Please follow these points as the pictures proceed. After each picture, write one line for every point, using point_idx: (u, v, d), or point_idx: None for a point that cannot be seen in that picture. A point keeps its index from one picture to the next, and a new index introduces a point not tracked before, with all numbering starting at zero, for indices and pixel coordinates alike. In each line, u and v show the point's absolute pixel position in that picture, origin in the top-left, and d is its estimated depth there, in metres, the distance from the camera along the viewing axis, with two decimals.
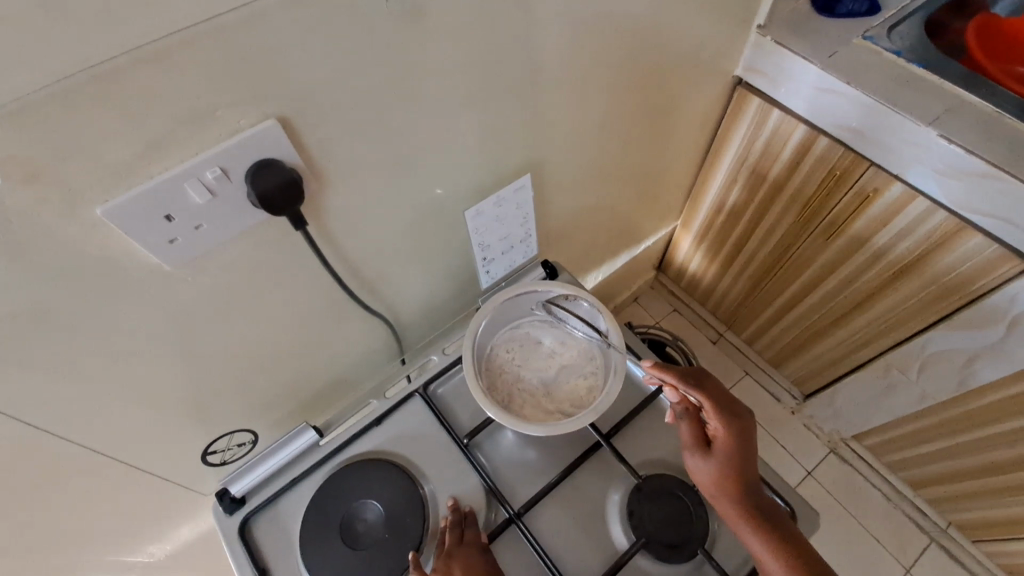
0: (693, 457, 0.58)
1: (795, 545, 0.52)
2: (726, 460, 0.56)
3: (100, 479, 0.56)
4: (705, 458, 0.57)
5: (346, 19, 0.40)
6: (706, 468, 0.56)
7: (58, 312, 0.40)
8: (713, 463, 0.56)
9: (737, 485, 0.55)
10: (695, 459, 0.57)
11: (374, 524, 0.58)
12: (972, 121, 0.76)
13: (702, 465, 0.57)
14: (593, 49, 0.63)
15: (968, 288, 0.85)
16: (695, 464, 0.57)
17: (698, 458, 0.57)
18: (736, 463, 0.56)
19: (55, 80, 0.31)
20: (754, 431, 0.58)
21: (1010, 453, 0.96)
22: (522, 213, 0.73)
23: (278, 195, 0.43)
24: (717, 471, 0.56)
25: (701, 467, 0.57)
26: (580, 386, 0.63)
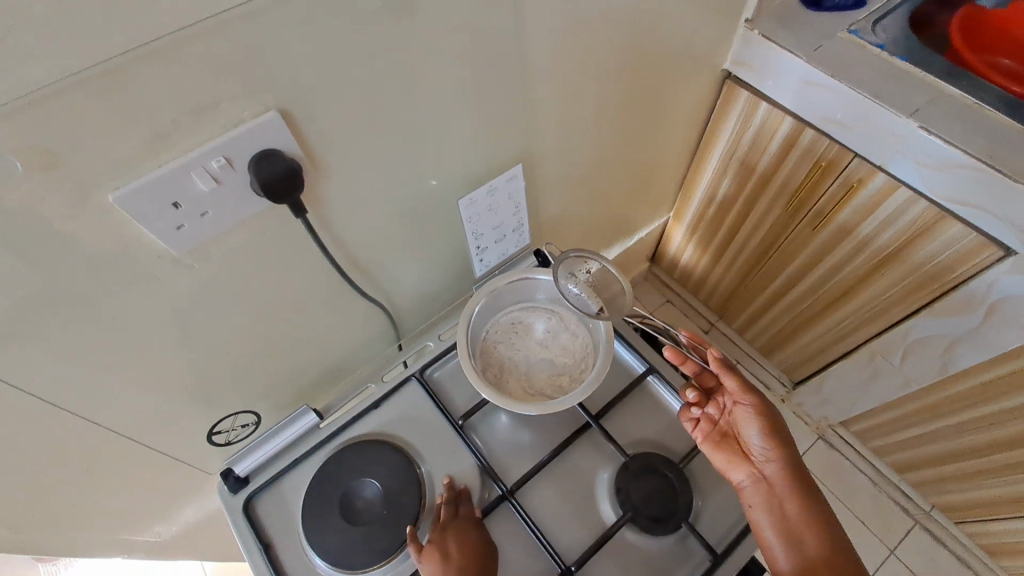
0: (756, 425, 0.62)
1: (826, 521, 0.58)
2: (775, 432, 0.62)
3: (110, 458, 0.58)
4: (769, 429, 0.62)
5: (342, 15, 0.41)
6: (768, 437, 0.62)
7: (70, 293, 0.42)
8: (767, 431, 0.62)
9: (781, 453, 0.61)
10: (758, 426, 0.62)
11: (373, 501, 0.61)
12: (951, 113, 0.79)
13: (765, 435, 0.62)
14: (583, 42, 0.65)
15: (948, 276, 0.88)
16: (757, 432, 0.62)
17: (763, 426, 0.62)
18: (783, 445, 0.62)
19: (70, 73, 0.33)
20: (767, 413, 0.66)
21: (990, 435, 0.99)
22: (513, 203, 0.75)
23: (278, 183, 0.45)
24: (777, 444, 0.61)
25: (760, 435, 0.62)
26: (562, 373, 0.66)
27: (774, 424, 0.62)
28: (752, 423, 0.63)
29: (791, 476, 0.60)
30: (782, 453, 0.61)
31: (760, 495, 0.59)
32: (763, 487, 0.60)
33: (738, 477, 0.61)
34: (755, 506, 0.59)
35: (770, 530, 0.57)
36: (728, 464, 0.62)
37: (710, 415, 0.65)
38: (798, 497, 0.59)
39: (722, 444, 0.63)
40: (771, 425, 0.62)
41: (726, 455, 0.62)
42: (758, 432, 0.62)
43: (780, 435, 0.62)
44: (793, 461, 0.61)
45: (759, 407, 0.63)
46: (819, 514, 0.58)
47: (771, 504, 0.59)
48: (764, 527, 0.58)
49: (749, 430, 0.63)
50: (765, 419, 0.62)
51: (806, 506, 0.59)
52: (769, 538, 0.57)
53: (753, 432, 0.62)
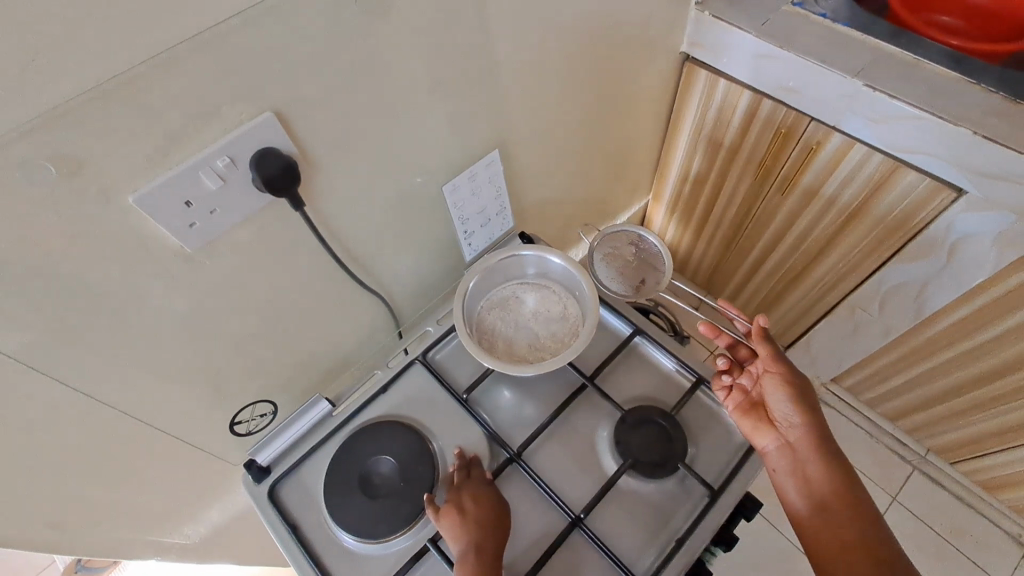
0: (784, 395, 0.64)
1: (852, 485, 0.59)
2: (807, 401, 0.63)
3: (139, 454, 0.62)
4: (797, 398, 0.63)
5: (321, 20, 0.46)
6: (796, 406, 0.63)
7: (98, 290, 0.46)
8: (797, 400, 0.63)
9: (812, 419, 0.62)
10: (786, 395, 0.64)
11: (389, 475, 0.65)
12: (892, 69, 0.84)
13: (793, 403, 0.63)
14: (544, 33, 0.70)
15: (911, 223, 0.93)
16: (785, 401, 0.64)
17: (791, 395, 0.63)
18: (815, 411, 0.63)
19: (91, 85, 0.37)
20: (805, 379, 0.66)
21: (970, 370, 1.04)
22: (494, 187, 0.80)
23: (278, 178, 0.50)
24: (804, 411, 0.63)
25: (788, 403, 0.63)
26: (555, 336, 0.71)
27: (805, 392, 0.63)
28: (780, 392, 0.64)
29: (820, 441, 0.61)
30: (810, 420, 0.62)
31: (785, 461, 0.62)
32: (787, 452, 0.62)
33: (764, 443, 0.63)
34: (778, 470, 0.62)
35: (792, 490, 0.61)
36: (755, 430, 0.64)
37: (743, 384, 0.68)
38: (825, 461, 0.61)
39: (749, 412, 0.65)
40: (800, 393, 0.63)
41: (752, 422, 0.64)
42: (787, 401, 0.64)
43: (812, 404, 0.63)
44: (821, 428, 0.62)
45: (787, 378, 0.64)
46: (845, 478, 0.60)
47: (795, 468, 0.62)
48: (788, 489, 0.62)
49: (778, 399, 0.64)
50: (794, 388, 0.63)
51: (833, 471, 0.60)
52: (792, 499, 0.61)
53: (780, 401, 0.64)
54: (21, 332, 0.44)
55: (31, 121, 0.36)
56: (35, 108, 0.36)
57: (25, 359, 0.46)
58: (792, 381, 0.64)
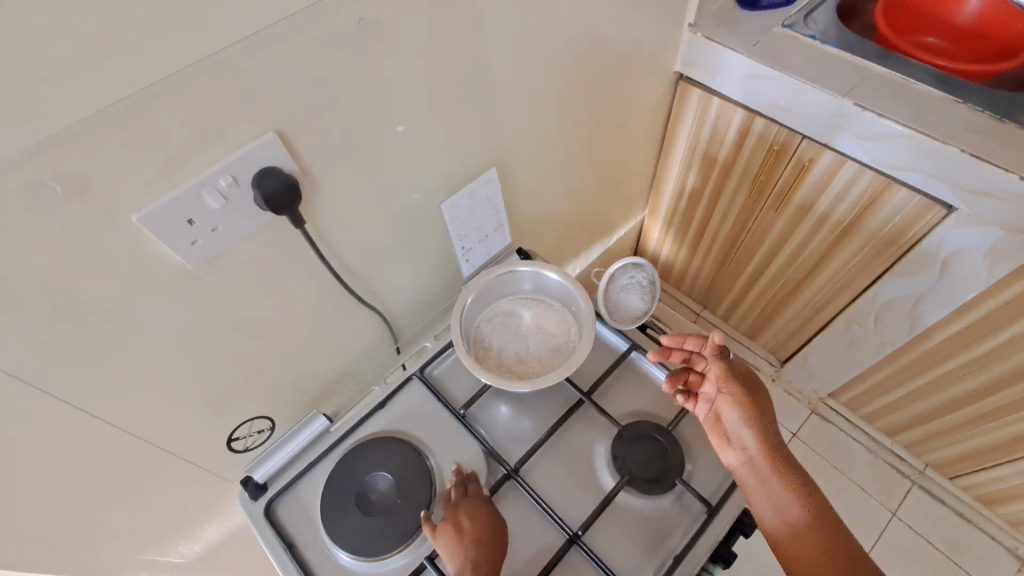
0: (738, 410, 0.64)
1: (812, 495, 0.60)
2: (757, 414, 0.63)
3: (136, 472, 0.62)
4: (750, 412, 0.63)
5: (322, 43, 0.47)
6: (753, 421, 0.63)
7: (98, 308, 0.47)
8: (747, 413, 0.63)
9: (766, 432, 0.62)
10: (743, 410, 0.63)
11: (386, 492, 0.65)
12: (880, 89, 0.86)
13: (747, 417, 0.63)
14: (541, 54, 0.72)
15: (904, 238, 0.94)
16: (739, 416, 0.63)
17: (744, 410, 0.63)
18: (768, 424, 0.63)
19: (99, 108, 0.38)
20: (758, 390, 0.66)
21: (968, 384, 1.05)
22: (492, 204, 0.81)
23: (279, 196, 0.51)
24: (758, 425, 0.62)
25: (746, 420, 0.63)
26: (551, 353, 0.72)
27: (757, 404, 0.64)
28: (734, 408, 0.64)
29: (778, 454, 0.61)
30: (766, 433, 0.62)
31: (750, 479, 0.61)
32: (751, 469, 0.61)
33: (729, 462, 0.63)
34: (747, 488, 0.61)
35: (762, 508, 0.60)
36: (720, 449, 0.64)
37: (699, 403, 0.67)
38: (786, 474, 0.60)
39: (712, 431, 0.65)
40: (755, 409, 0.63)
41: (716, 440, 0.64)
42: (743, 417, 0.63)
43: (765, 416, 0.63)
44: (775, 439, 0.62)
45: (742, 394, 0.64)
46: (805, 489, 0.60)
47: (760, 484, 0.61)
48: (757, 508, 0.60)
49: (733, 415, 0.64)
50: (746, 401, 0.64)
51: (795, 484, 0.60)
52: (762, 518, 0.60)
53: (735, 418, 0.64)
54: (20, 350, 0.44)
55: (40, 143, 0.37)
56: (45, 129, 0.37)
57: (27, 378, 0.46)
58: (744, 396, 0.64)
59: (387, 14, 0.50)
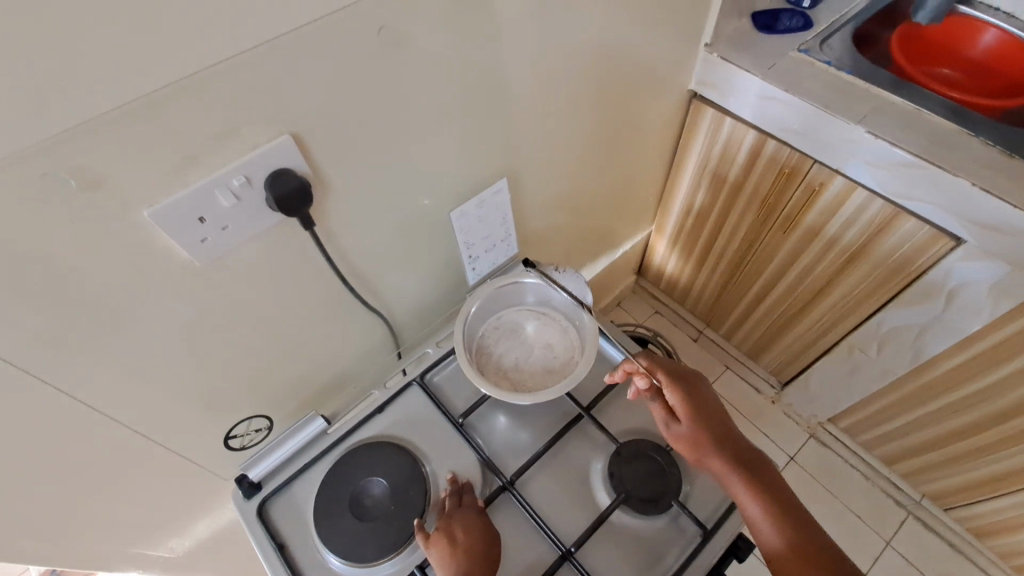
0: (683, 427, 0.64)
1: (778, 497, 0.59)
2: (700, 424, 0.63)
3: (131, 465, 0.61)
4: (695, 425, 0.63)
5: (343, 48, 0.48)
6: (700, 441, 0.62)
7: (105, 301, 0.47)
8: (689, 427, 0.63)
9: (714, 442, 0.62)
10: (690, 431, 0.63)
11: (380, 497, 0.64)
12: (893, 118, 0.87)
13: (692, 432, 0.63)
14: (556, 68, 0.72)
15: (911, 267, 0.93)
16: (685, 432, 0.63)
17: (688, 425, 0.63)
18: (717, 432, 0.63)
19: (119, 104, 0.39)
20: (704, 393, 0.66)
21: (968, 417, 1.04)
22: (500, 214, 0.81)
23: (290, 198, 0.51)
24: (705, 438, 0.62)
25: (695, 441, 0.62)
26: (548, 368, 0.72)
27: (703, 413, 0.64)
28: (680, 425, 0.64)
29: (733, 462, 0.61)
30: (715, 444, 0.62)
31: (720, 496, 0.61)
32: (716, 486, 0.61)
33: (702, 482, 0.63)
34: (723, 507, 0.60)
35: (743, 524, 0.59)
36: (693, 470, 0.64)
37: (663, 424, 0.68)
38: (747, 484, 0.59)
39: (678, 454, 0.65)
40: (699, 420, 0.63)
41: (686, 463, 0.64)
42: (689, 441, 0.63)
43: (710, 424, 0.63)
44: (726, 447, 0.62)
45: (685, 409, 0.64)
46: (768, 493, 0.59)
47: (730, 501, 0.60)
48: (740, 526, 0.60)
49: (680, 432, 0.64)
50: (690, 414, 0.64)
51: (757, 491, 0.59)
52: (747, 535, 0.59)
53: (683, 435, 0.63)
54: (25, 339, 0.45)
55: (59, 136, 0.37)
56: (64, 121, 0.37)
57: (28, 367, 0.46)
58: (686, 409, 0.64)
59: (407, 23, 0.51)
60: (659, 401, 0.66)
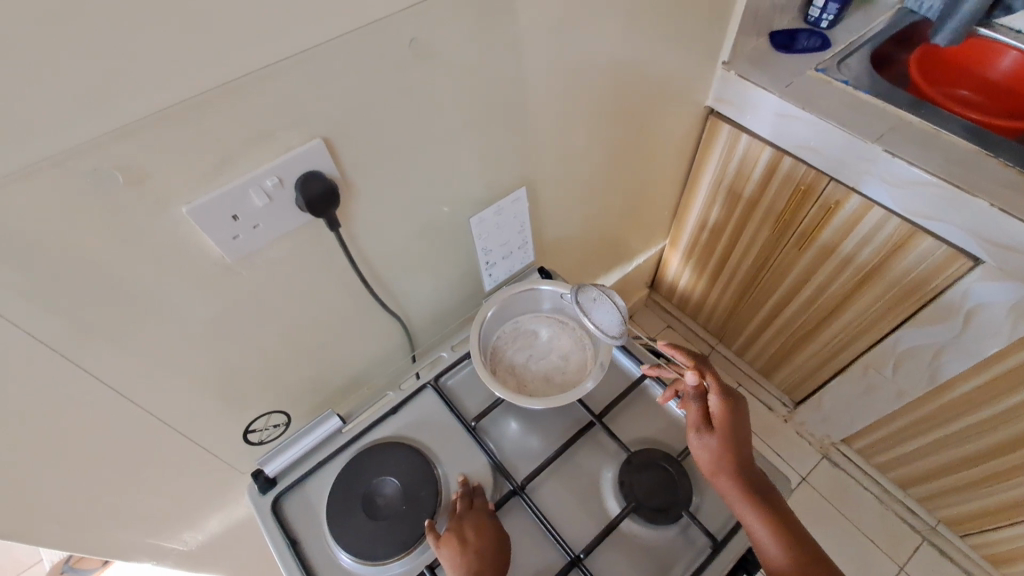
0: (711, 438, 0.63)
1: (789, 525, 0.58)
2: (726, 439, 0.62)
3: (153, 454, 0.63)
4: (721, 438, 0.62)
5: (377, 57, 0.50)
6: (723, 457, 0.61)
7: (139, 292, 0.49)
8: (714, 439, 0.63)
9: (736, 459, 0.61)
10: (714, 446, 0.62)
11: (393, 497, 0.65)
12: (910, 138, 0.87)
13: (718, 445, 0.62)
14: (577, 81, 0.74)
15: (927, 287, 0.93)
16: (710, 443, 0.63)
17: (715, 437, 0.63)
18: (742, 450, 0.62)
19: (165, 105, 0.41)
20: (744, 410, 0.65)
21: (986, 440, 1.02)
22: (518, 222, 0.82)
23: (319, 200, 0.53)
24: (728, 453, 0.61)
25: (718, 456, 0.62)
26: (557, 374, 0.73)
27: (736, 428, 0.63)
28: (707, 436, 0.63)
29: (748, 482, 0.60)
30: (736, 463, 0.61)
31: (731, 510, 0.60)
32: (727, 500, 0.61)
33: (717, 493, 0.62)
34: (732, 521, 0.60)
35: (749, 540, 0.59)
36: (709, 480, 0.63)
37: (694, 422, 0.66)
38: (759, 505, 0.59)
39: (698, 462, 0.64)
40: (728, 434, 0.62)
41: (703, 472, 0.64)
42: (711, 451, 0.62)
43: (737, 442, 0.62)
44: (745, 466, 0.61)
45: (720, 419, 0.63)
46: (778, 518, 0.58)
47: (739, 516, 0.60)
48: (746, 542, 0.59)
49: (705, 442, 0.63)
50: (721, 426, 0.63)
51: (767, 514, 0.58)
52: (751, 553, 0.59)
53: (706, 445, 0.63)
54: (64, 326, 0.47)
55: (108, 134, 0.40)
56: (115, 120, 0.39)
57: (66, 353, 0.48)
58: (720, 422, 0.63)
59: (437, 34, 0.53)
60: (696, 405, 0.65)
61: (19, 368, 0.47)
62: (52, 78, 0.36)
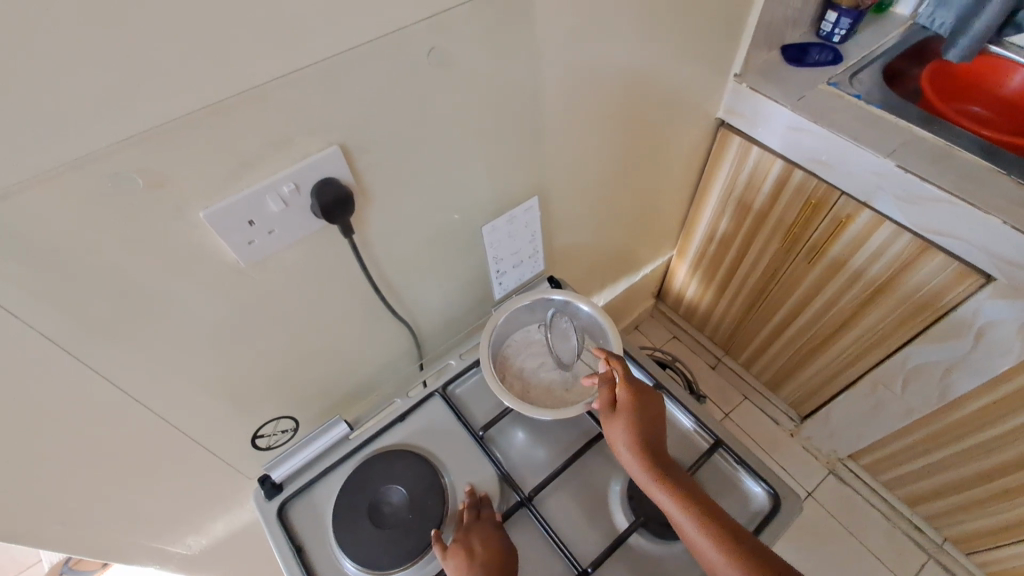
0: (622, 425, 0.61)
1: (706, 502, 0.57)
2: (635, 423, 0.61)
3: (161, 456, 0.63)
4: (631, 423, 0.61)
5: (395, 66, 0.50)
6: (636, 444, 0.60)
7: (154, 295, 0.49)
8: (625, 426, 0.61)
9: (647, 441, 0.60)
10: (624, 431, 0.61)
11: (399, 506, 0.65)
12: (922, 153, 0.87)
13: (629, 431, 0.61)
14: (590, 91, 0.74)
15: (938, 303, 0.92)
16: (623, 430, 0.61)
17: (627, 424, 0.61)
18: (652, 432, 0.61)
19: (187, 112, 0.41)
20: (650, 393, 0.65)
21: (995, 459, 1.01)
22: (529, 231, 0.82)
23: (334, 206, 0.53)
24: (639, 437, 0.60)
25: (628, 441, 0.60)
26: (557, 385, 0.72)
27: (644, 411, 0.62)
28: (619, 424, 0.62)
29: (662, 463, 0.59)
30: (648, 446, 0.60)
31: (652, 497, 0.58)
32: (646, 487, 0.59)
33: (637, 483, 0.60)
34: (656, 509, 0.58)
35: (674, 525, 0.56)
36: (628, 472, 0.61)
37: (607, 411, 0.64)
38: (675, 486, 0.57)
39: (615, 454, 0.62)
40: (638, 419, 0.61)
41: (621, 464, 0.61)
42: (625, 438, 0.61)
43: (646, 425, 0.61)
44: (658, 448, 0.60)
45: (628, 404, 0.63)
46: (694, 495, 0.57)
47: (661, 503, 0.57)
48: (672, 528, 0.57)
49: (618, 431, 0.61)
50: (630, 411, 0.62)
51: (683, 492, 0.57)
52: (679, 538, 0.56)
53: (621, 434, 0.61)
54: (79, 328, 0.47)
55: (132, 139, 0.40)
56: (138, 125, 0.40)
57: (80, 355, 0.49)
58: (628, 408, 0.62)
59: (454, 44, 0.53)
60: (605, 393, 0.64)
61: (33, 368, 0.47)
62: (77, 84, 0.36)
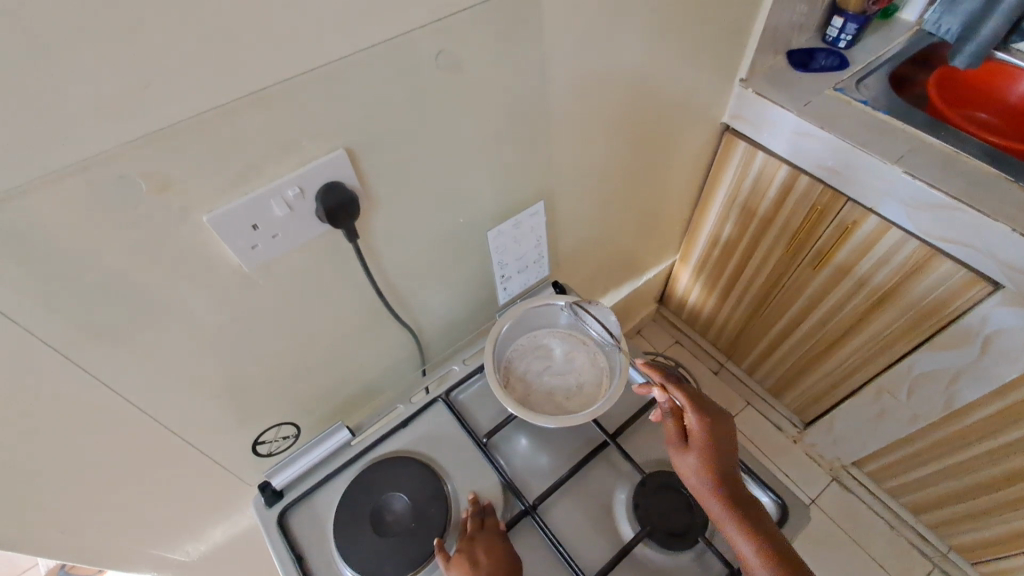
0: (693, 454, 0.61)
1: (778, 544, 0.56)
2: (708, 455, 0.60)
3: (161, 463, 0.62)
4: (703, 454, 0.60)
5: (403, 69, 0.50)
6: (706, 475, 0.59)
7: (156, 300, 0.48)
8: (696, 456, 0.61)
9: (719, 474, 0.59)
10: (695, 461, 0.60)
11: (401, 514, 0.64)
12: (930, 160, 0.87)
13: (701, 462, 0.60)
14: (597, 95, 0.74)
15: (945, 310, 0.91)
16: (693, 459, 0.61)
17: (698, 454, 0.61)
18: (727, 465, 0.60)
19: (192, 114, 0.41)
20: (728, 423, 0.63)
21: (1000, 468, 1.00)
22: (534, 236, 0.81)
23: (339, 210, 0.52)
24: (710, 469, 0.59)
25: (698, 471, 0.60)
26: (561, 391, 0.71)
27: (719, 442, 0.61)
28: (689, 452, 0.61)
29: (735, 499, 0.58)
30: (720, 479, 0.59)
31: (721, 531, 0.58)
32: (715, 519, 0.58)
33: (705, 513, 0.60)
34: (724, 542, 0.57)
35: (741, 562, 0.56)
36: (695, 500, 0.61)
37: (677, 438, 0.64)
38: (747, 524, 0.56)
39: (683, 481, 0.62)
40: (711, 449, 0.60)
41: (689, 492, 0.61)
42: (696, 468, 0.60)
43: (720, 457, 0.60)
44: (732, 482, 0.59)
45: (702, 434, 0.61)
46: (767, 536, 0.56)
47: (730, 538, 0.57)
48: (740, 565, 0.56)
49: (688, 459, 0.61)
50: (705, 442, 0.61)
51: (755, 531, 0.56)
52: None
53: (691, 462, 0.61)
54: (79, 333, 0.46)
55: (136, 142, 0.39)
56: (141, 128, 0.39)
57: (80, 360, 0.48)
58: (701, 437, 0.61)
59: (462, 47, 0.53)
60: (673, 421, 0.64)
61: (32, 374, 0.46)
62: (80, 86, 0.35)
